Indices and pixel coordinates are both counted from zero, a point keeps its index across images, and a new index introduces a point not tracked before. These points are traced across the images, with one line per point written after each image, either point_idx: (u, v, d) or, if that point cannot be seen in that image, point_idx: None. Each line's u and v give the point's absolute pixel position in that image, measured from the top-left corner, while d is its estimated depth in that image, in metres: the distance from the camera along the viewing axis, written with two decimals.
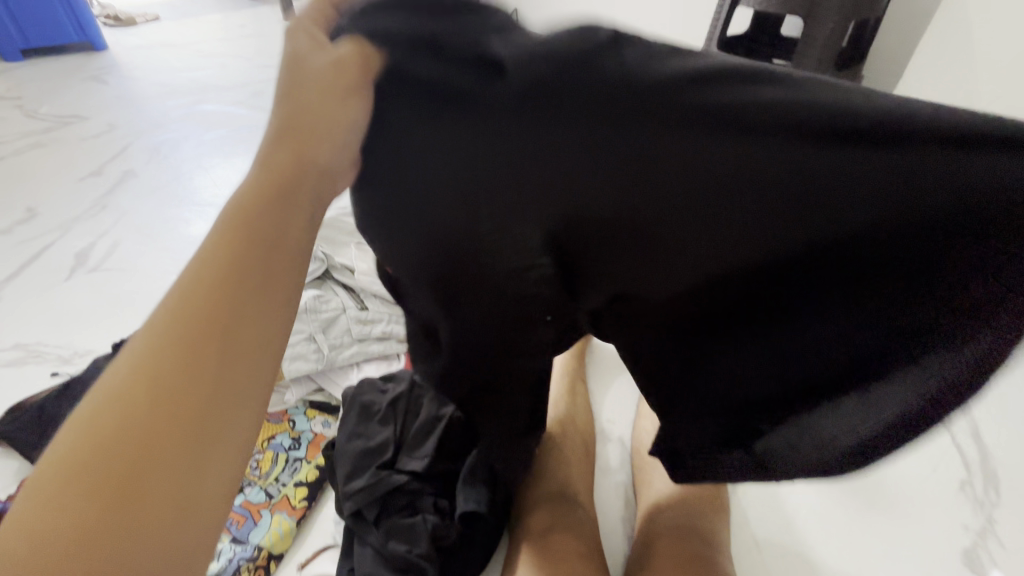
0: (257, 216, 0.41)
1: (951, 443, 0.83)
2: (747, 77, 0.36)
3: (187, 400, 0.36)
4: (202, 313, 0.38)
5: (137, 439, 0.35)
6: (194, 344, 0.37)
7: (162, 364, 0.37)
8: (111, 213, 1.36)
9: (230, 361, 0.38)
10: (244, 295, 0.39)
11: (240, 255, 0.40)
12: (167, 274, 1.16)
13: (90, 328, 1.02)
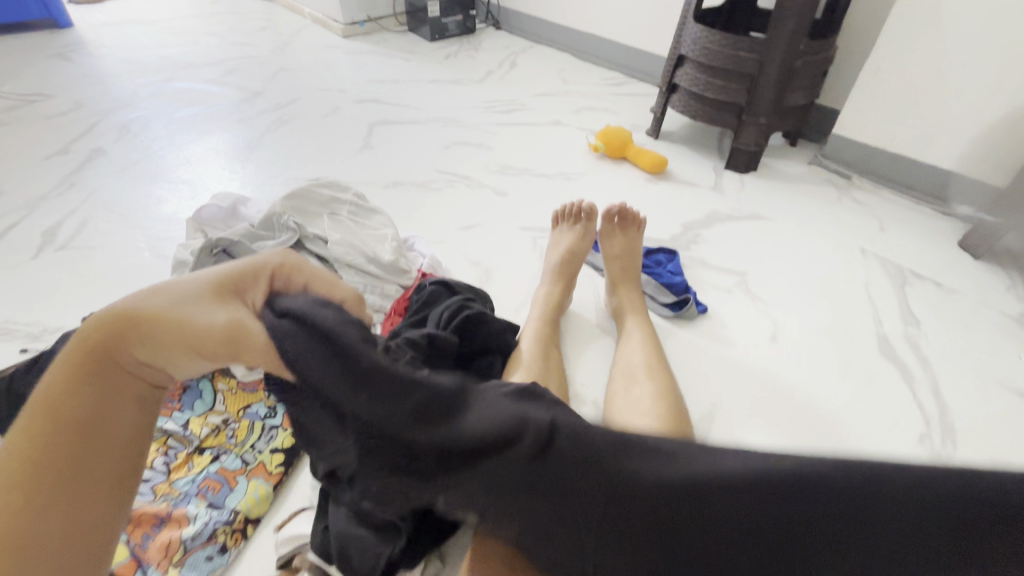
0: (76, 405, 0.40)
1: (912, 402, 0.87)
2: (785, 465, 0.38)
3: (65, 489, 0.39)
4: (76, 422, 0.40)
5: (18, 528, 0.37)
6: (70, 446, 0.40)
7: (37, 461, 0.39)
8: (80, 192, 1.32)
9: (102, 457, 0.41)
10: (111, 409, 0.41)
11: (103, 389, 0.41)
12: (139, 252, 1.14)
13: (60, 305, 1.00)
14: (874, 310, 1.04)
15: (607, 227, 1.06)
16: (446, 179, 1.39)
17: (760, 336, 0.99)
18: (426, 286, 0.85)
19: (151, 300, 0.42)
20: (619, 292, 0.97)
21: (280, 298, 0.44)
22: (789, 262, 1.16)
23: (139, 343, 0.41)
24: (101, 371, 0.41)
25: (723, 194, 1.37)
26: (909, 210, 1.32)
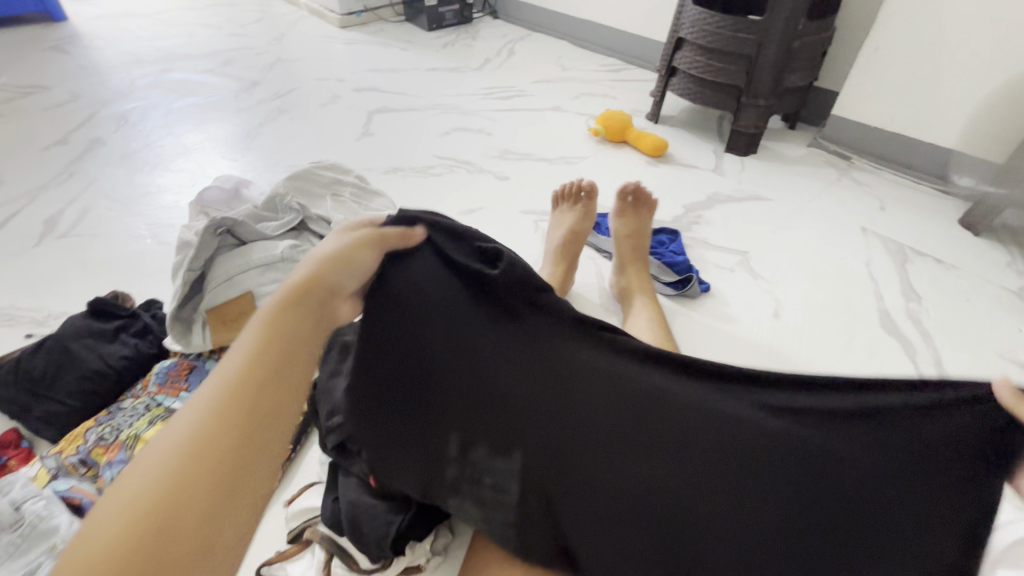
0: (286, 317, 0.45)
1: (914, 374, 0.87)
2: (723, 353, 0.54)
3: (238, 447, 0.39)
4: (272, 365, 0.43)
5: (195, 481, 0.37)
6: (253, 394, 0.41)
7: (224, 409, 0.40)
8: (80, 181, 1.32)
9: (283, 395, 0.43)
10: (300, 337, 0.46)
11: (297, 322, 0.46)
12: (141, 239, 1.14)
13: (64, 291, 1.00)
14: (875, 286, 1.04)
15: (621, 206, 1.06)
16: (446, 164, 1.39)
17: (763, 313, 0.99)
18: None
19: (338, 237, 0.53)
20: (627, 272, 0.97)
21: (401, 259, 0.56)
22: (791, 242, 1.16)
23: (331, 263, 0.50)
24: (298, 302, 0.47)
25: (724, 176, 1.37)
26: (910, 190, 1.32)
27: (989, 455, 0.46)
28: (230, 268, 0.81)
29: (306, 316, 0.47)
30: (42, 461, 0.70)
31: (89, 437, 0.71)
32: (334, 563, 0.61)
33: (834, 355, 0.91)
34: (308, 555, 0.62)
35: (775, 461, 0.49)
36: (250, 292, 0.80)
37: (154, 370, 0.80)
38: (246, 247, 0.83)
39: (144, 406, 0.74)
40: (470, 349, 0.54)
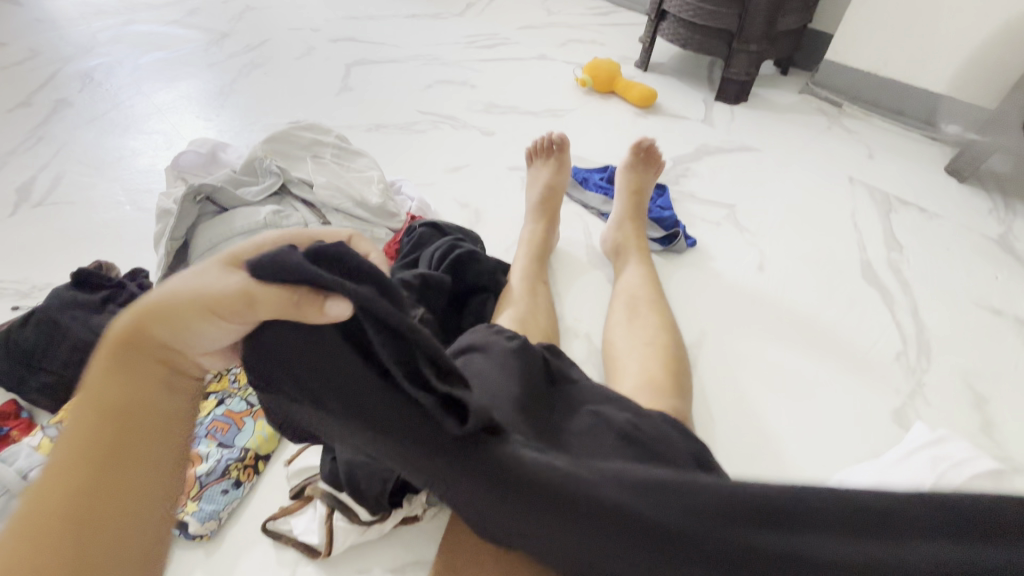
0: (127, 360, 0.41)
1: (892, 322, 0.90)
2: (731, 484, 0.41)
3: (84, 506, 0.37)
4: (111, 424, 0.40)
5: (61, 527, 0.36)
6: (99, 454, 0.39)
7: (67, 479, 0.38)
8: (49, 146, 1.28)
9: (140, 432, 0.41)
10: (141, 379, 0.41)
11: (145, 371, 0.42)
12: (119, 205, 1.11)
13: (46, 262, 0.99)
14: (858, 236, 1.06)
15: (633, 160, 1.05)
16: (430, 120, 1.35)
17: (747, 266, 1.00)
18: (415, 229, 0.88)
19: (217, 276, 0.42)
20: (625, 228, 0.97)
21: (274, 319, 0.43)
22: (777, 195, 1.16)
23: (171, 305, 0.41)
24: (126, 354, 0.41)
25: (712, 126, 1.35)
26: (899, 137, 1.31)
27: None
28: (214, 236, 0.80)
29: (146, 359, 0.42)
30: (43, 431, 0.70)
31: None
32: (335, 516, 0.63)
33: (815, 304, 0.94)
34: (310, 509, 0.65)
35: None
36: None
37: None
38: (227, 214, 0.82)
39: None
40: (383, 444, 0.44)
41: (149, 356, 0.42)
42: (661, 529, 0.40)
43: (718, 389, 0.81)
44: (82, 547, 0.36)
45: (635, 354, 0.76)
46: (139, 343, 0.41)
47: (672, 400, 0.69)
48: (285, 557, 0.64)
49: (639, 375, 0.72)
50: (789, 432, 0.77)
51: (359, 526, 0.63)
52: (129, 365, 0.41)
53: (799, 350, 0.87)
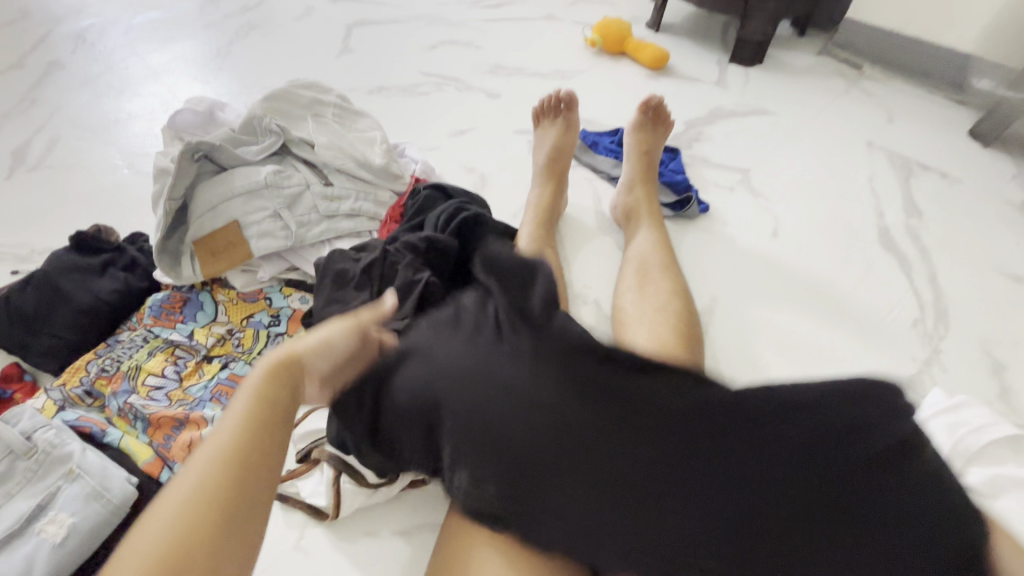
0: (274, 379, 0.48)
1: (909, 289, 0.88)
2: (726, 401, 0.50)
3: (235, 514, 0.39)
4: (260, 434, 0.43)
5: (205, 515, 0.38)
6: (249, 458, 0.42)
7: (222, 476, 0.40)
8: (43, 109, 1.24)
9: (270, 440, 0.44)
10: (281, 397, 0.47)
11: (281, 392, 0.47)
12: (116, 169, 1.08)
13: (44, 226, 0.97)
14: (876, 202, 1.02)
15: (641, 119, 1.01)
16: (434, 82, 1.30)
17: (761, 232, 0.98)
18: (420, 191, 0.85)
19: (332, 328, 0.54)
20: (635, 192, 0.94)
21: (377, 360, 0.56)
22: (793, 160, 1.12)
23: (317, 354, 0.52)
24: (277, 377, 0.48)
25: (726, 89, 1.30)
26: (921, 100, 1.26)
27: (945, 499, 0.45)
28: (214, 196, 0.79)
29: (286, 386, 0.49)
30: (46, 393, 0.70)
31: (91, 369, 0.72)
32: (342, 479, 0.63)
33: (830, 271, 0.91)
34: (316, 473, 0.65)
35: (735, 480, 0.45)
36: (237, 221, 0.78)
37: (147, 302, 0.79)
38: (227, 173, 0.80)
39: (142, 338, 0.75)
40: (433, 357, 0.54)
41: (290, 383, 0.49)
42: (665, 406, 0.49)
43: (730, 356, 0.80)
44: (222, 534, 0.38)
45: (646, 319, 0.74)
46: (290, 367, 0.50)
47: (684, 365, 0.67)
48: (293, 519, 0.64)
49: (651, 341, 0.71)
50: None
51: (366, 489, 0.62)
52: (280, 383, 0.48)
53: (812, 317, 0.85)
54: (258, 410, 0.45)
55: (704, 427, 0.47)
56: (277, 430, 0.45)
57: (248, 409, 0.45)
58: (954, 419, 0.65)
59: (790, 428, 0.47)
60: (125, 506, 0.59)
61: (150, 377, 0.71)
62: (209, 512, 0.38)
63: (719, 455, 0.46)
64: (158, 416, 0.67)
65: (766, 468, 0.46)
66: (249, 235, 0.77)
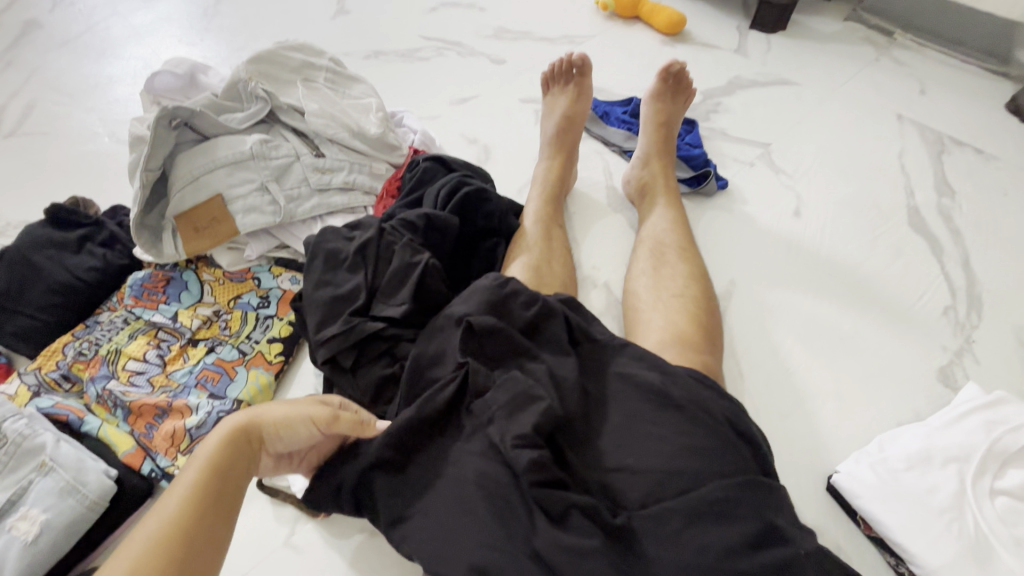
0: (228, 455, 0.45)
1: (940, 274, 0.83)
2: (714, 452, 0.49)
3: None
4: (205, 520, 0.41)
5: None
6: (188, 547, 0.40)
7: (159, 562, 0.38)
8: (19, 71, 1.17)
9: (214, 525, 0.42)
10: (231, 475, 0.45)
11: (236, 472, 0.46)
12: (97, 138, 1.02)
13: (21, 198, 0.92)
14: (905, 179, 0.96)
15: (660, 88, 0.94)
16: (434, 46, 1.22)
17: (782, 211, 0.92)
18: (419, 163, 0.79)
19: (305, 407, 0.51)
20: (651, 165, 0.88)
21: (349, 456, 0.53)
22: (816, 133, 1.05)
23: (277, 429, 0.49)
24: (231, 451, 0.46)
25: (747, 56, 1.22)
26: (954, 70, 1.18)
27: None
28: (195, 167, 0.73)
29: (240, 460, 0.46)
30: (21, 378, 0.66)
31: (68, 352, 0.67)
32: None
33: (856, 254, 0.86)
34: None
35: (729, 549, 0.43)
36: (220, 196, 0.72)
37: (128, 282, 0.74)
38: (209, 143, 0.74)
39: (122, 320, 0.70)
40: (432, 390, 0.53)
41: (245, 457, 0.47)
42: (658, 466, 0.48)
43: (749, 344, 0.75)
44: None
45: (661, 306, 0.69)
46: (247, 439, 0.47)
47: (702, 356, 0.63)
48: (283, 515, 0.61)
49: (666, 329, 0.66)
50: (825, 389, 0.71)
51: None
52: (235, 454, 0.46)
53: (836, 303, 0.79)
54: (206, 488, 0.43)
55: (698, 499, 0.45)
56: (222, 516, 0.43)
57: (196, 486, 0.43)
58: (992, 416, 0.61)
59: (767, 503, 0.46)
60: (103, 501, 0.55)
61: (131, 362, 0.67)
62: None
63: (710, 524, 0.44)
64: (139, 404, 0.63)
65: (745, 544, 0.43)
66: (233, 211, 0.72)
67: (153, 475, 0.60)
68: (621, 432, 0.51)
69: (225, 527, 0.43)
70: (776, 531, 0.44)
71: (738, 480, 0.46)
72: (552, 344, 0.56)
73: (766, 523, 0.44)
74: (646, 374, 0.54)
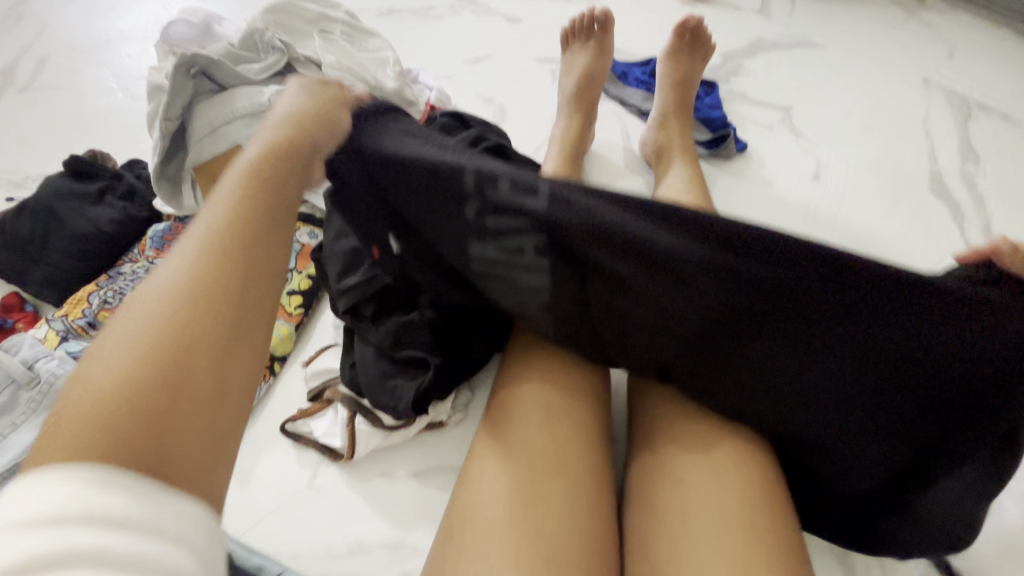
0: (265, 179, 0.40)
1: (959, 239, 0.82)
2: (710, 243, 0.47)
3: (229, 321, 0.34)
4: (255, 235, 0.37)
5: (188, 326, 0.32)
6: (240, 265, 0.35)
7: (218, 278, 0.34)
8: (31, 25, 1.16)
9: (264, 241, 0.38)
10: (271, 194, 0.40)
11: (262, 209, 0.39)
12: (110, 92, 1.01)
13: (38, 152, 0.92)
14: (928, 145, 0.94)
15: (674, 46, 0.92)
16: (448, 4, 1.19)
17: (802, 175, 0.91)
18: (436, 119, 0.78)
19: (284, 126, 0.45)
20: (668, 126, 0.87)
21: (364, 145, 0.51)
22: (839, 97, 1.03)
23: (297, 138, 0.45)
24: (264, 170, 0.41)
25: (769, 18, 1.18)
26: (985, 34, 1.14)
27: (954, 314, 0.44)
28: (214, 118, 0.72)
29: (277, 177, 0.41)
30: (48, 323, 0.68)
31: (93, 301, 0.68)
32: (357, 419, 0.61)
33: (874, 218, 0.85)
34: (330, 412, 0.63)
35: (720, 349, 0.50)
36: (238, 147, 0.71)
37: (148, 234, 0.74)
38: (228, 92, 0.73)
39: (144, 270, 0.71)
40: (410, 196, 0.52)
41: (281, 174, 0.41)
42: (656, 278, 0.49)
43: None
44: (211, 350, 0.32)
45: None
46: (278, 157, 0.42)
47: None
48: (305, 458, 0.62)
49: None
50: None
51: (382, 430, 0.60)
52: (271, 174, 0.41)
53: None
54: (247, 211, 0.38)
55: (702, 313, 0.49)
56: (271, 235, 0.38)
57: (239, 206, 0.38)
58: None
59: (765, 291, 0.47)
60: None
61: None
62: (198, 322, 0.32)
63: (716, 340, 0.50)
64: None
65: (747, 340, 0.49)
66: None
67: None
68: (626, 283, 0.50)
69: (277, 241, 0.38)
70: (771, 314, 0.47)
71: (729, 288, 0.47)
72: (550, 223, 0.49)
73: (750, 321, 0.48)
74: (634, 217, 0.48)
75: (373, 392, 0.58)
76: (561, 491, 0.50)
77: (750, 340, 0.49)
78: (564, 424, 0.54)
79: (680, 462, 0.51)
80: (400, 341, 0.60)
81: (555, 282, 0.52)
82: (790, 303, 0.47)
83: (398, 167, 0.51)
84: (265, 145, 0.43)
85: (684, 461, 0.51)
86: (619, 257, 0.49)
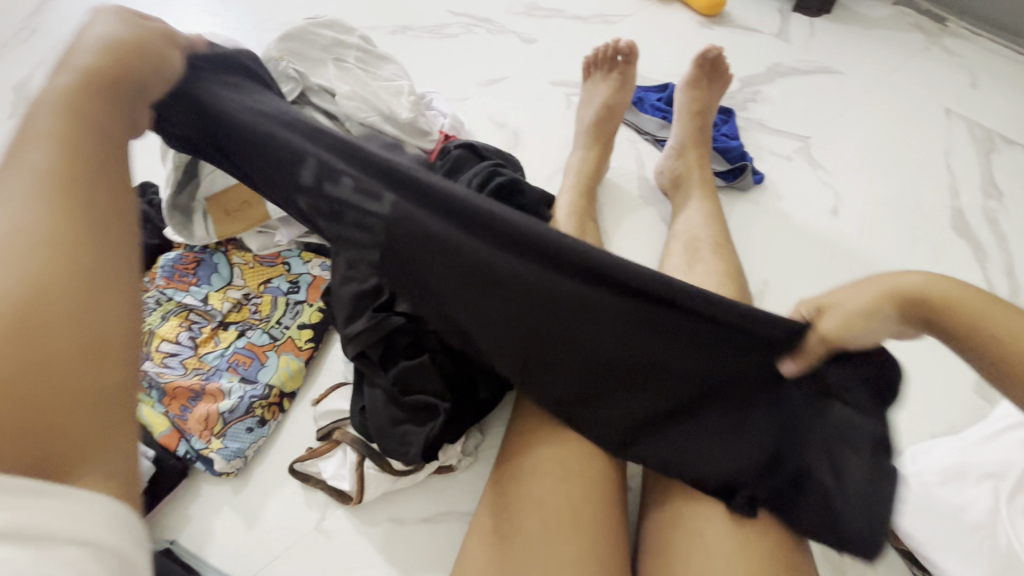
0: (79, 128, 0.39)
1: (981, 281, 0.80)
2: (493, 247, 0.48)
3: (84, 270, 0.34)
4: (86, 186, 0.37)
5: (37, 297, 0.31)
6: (77, 222, 0.35)
7: (51, 245, 0.33)
8: (45, 39, 1.15)
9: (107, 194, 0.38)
10: (95, 141, 0.39)
11: (95, 165, 0.38)
12: None
13: None
14: (949, 179, 0.92)
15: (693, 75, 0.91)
16: (463, 22, 1.18)
17: (820, 209, 0.89)
18: (450, 150, 0.77)
19: (90, 52, 0.41)
20: (685, 156, 0.85)
21: (176, 107, 0.49)
22: (858, 126, 1.01)
23: (87, 77, 0.40)
24: (74, 122, 0.39)
25: (789, 42, 1.16)
26: (1008, 63, 1.12)
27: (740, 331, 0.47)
28: None
29: (96, 130, 0.39)
30: None
31: None
32: (367, 464, 0.60)
33: (895, 256, 0.83)
34: (338, 454, 0.62)
35: (535, 351, 0.51)
36: None
37: (159, 261, 0.74)
38: None
39: (155, 300, 0.71)
40: (254, 163, 0.52)
41: (100, 124, 0.40)
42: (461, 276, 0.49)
43: None
44: (61, 307, 0.32)
45: None
46: (83, 100, 0.40)
47: None
48: (314, 499, 0.62)
49: None
50: None
51: (391, 475, 0.60)
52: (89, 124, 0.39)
53: None
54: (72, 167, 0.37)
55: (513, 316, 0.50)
56: (111, 186, 0.39)
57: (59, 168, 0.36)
58: None
59: (555, 295, 0.48)
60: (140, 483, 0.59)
61: (165, 343, 0.68)
62: (38, 293, 0.32)
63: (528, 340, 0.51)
64: (174, 386, 0.64)
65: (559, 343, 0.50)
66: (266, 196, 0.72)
67: (189, 456, 0.62)
68: (432, 281, 0.51)
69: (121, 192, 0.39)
70: (569, 317, 0.49)
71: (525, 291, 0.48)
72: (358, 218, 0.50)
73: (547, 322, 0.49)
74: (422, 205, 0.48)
75: (381, 437, 0.58)
76: (579, 551, 0.49)
77: (554, 342, 0.50)
78: (582, 476, 0.53)
79: (700, 521, 0.50)
80: (405, 383, 0.59)
81: (397, 270, 0.52)
82: (580, 307, 0.48)
83: (246, 146, 0.51)
84: (65, 89, 0.39)
85: (702, 523, 0.50)
86: (430, 259, 0.49)
